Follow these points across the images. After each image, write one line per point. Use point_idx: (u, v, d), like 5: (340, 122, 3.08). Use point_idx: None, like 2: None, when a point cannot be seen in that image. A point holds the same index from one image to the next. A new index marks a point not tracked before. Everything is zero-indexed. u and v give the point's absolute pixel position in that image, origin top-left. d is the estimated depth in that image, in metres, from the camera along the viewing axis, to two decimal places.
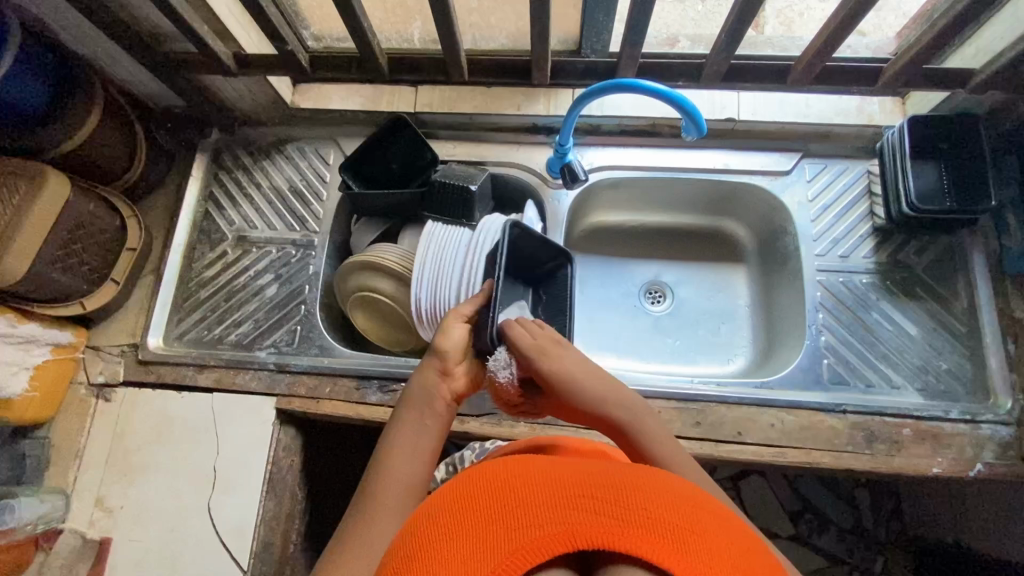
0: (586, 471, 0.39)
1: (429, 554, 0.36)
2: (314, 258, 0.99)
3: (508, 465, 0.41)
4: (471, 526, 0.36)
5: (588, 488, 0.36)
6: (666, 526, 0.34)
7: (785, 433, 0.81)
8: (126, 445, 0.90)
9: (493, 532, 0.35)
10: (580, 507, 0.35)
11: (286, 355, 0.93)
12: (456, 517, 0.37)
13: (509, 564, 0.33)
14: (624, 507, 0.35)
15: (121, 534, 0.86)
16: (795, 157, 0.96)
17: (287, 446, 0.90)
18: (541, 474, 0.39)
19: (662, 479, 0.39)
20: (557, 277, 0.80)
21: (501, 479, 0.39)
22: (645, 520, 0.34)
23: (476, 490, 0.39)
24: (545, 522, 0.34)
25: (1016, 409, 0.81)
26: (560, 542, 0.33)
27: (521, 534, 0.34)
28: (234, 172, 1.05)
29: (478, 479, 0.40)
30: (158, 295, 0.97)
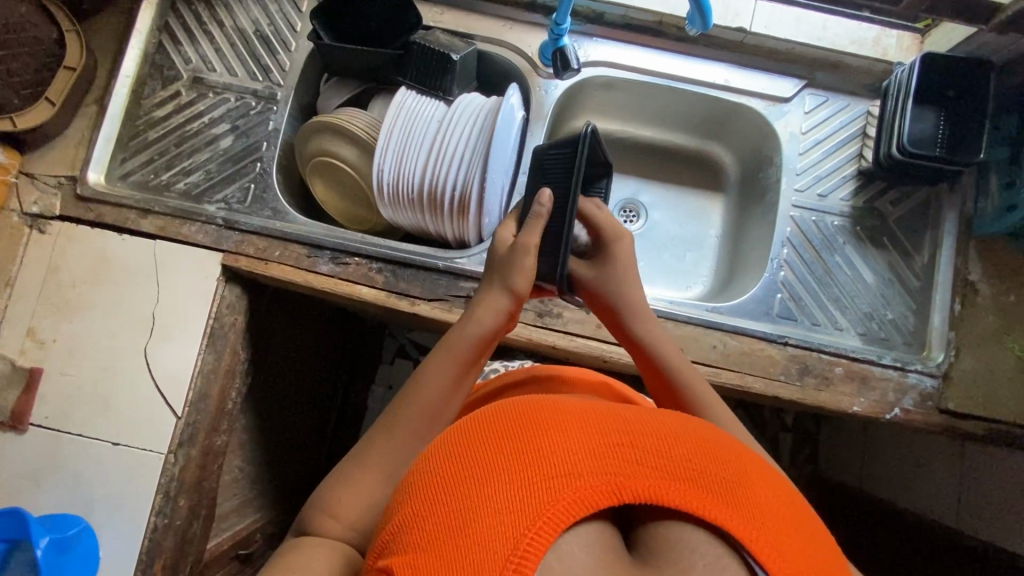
0: (615, 417, 0.42)
1: (469, 491, 0.38)
2: (275, 113, 0.92)
3: (532, 406, 0.43)
4: (508, 473, 0.38)
5: (632, 440, 0.40)
6: (703, 476, 0.39)
7: (724, 356, 0.83)
8: (61, 281, 0.86)
9: (536, 476, 0.38)
10: (619, 461, 0.39)
11: (236, 213, 0.88)
12: (490, 462, 0.40)
13: (558, 512, 0.36)
14: (663, 460, 0.39)
15: (55, 367, 0.85)
16: (801, 85, 0.91)
17: (232, 304, 0.88)
18: (571, 419, 0.41)
19: (689, 422, 0.44)
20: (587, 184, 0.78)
21: (529, 421, 0.41)
22: (682, 471, 0.39)
23: (505, 435, 0.41)
24: (586, 474, 0.38)
25: (944, 363, 0.84)
26: (605, 495, 0.37)
27: (562, 485, 0.37)
28: (194, 4, 0.94)
29: (504, 420, 0.42)
30: (100, 129, 0.89)
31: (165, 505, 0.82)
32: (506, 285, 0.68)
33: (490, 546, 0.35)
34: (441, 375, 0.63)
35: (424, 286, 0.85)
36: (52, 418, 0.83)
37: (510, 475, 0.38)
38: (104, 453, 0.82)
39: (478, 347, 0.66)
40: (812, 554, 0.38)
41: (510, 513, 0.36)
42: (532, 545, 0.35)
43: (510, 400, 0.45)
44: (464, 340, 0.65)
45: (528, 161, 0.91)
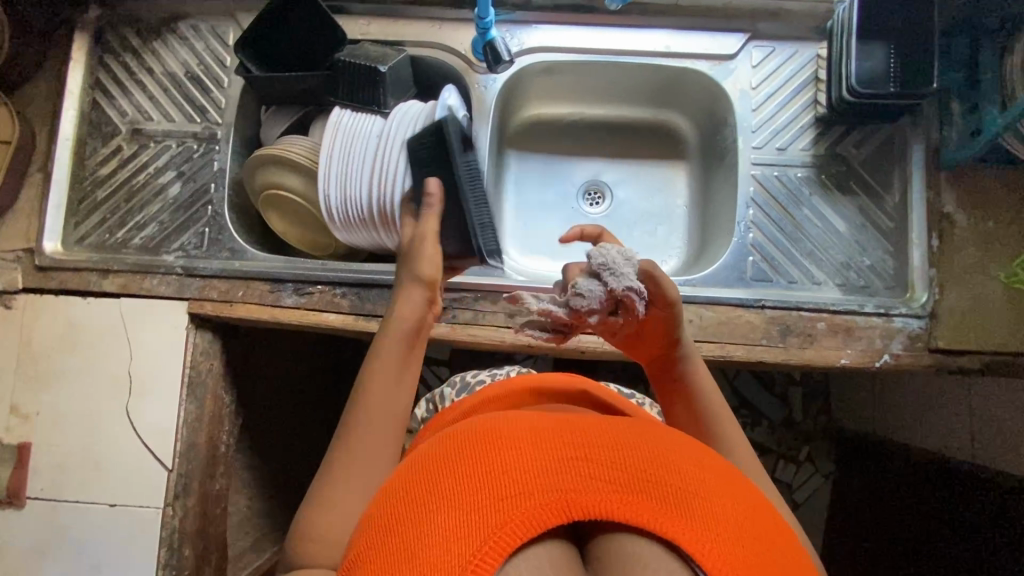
0: (570, 432, 0.42)
1: (420, 520, 0.37)
2: (219, 153, 0.91)
3: (490, 428, 0.43)
4: (459, 498, 0.38)
5: (585, 453, 0.39)
6: (657, 486, 0.38)
7: (702, 328, 0.82)
8: (35, 353, 0.86)
9: (484, 499, 0.37)
10: (572, 475, 0.38)
11: (194, 259, 0.88)
12: (444, 488, 0.39)
13: (505, 534, 0.35)
14: (616, 472, 0.38)
15: (43, 439, 0.85)
16: (744, 39, 0.88)
17: (206, 350, 0.88)
18: (525, 438, 0.41)
19: (650, 435, 0.43)
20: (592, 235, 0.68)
21: (484, 444, 0.41)
22: (636, 483, 0.38)
23: (461, 460, 0.41)
24: (536, 493, 0.37)
25: (929, 302, 0.82)
26: (554, 513, 0.36)
27: (509, 507, 0.36)
28: (122, 55, 0.93)
29: (462, 446, 0.42)
30: (49, 197, 0.89)
31: (171, 557, 0.83)
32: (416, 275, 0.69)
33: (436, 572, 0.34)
34: (383, 376, 0.62)
35: (390, 304, 0.84)
36: (48, 489, 0.84)
37: (462, 499, 0.38)
38: (103, 516, 0.83)
39: (409, 341, 0.65)
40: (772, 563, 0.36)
41: (457, 540, 0.35)
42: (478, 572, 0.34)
43: (471, 426, 0.45)
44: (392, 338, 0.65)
45: (477, 161, 0.89)
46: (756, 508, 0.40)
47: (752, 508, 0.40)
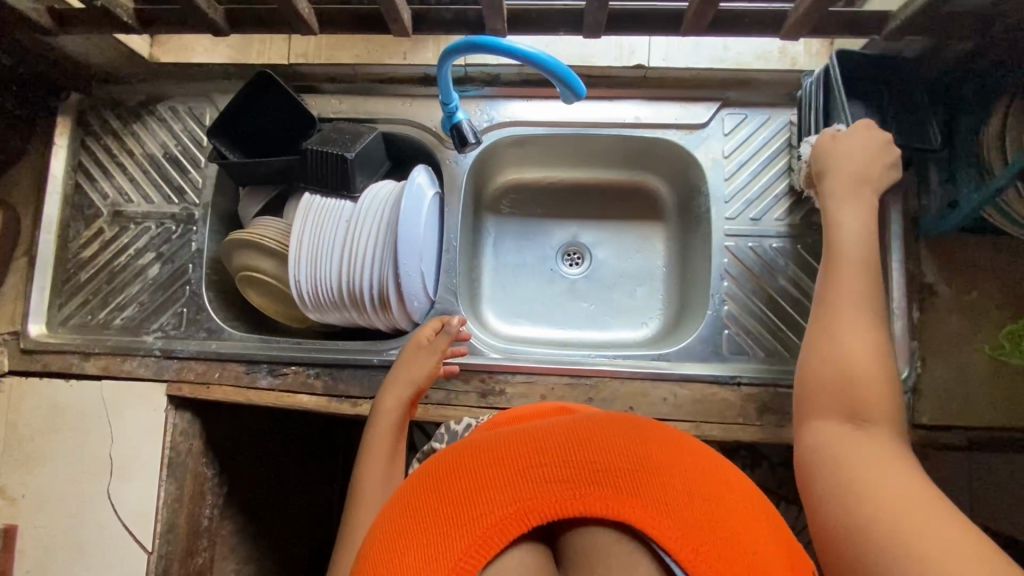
0: (522, 434, 0.39)
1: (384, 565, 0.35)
2: (196, 233, 0.92)
3: (438, 452, 0.41)
4: (417, 530, 0.36)
5: (536, 452, 0.37)
6: (622, 477, 0.36)
7: (676, 406, 0.80)
8: (19, 435, 0.88)
9: (443, 528, 0.35)
10: (531, 479, 0.36)
11: (173, 339, 0.89)
12: (401, 520, 0.37)
13: (471, 556, 0.34)
14: (575, 468, 0.37)
15: (28, 520, 0.87)
16: (714, 107, 0.87)
17: (184, 429, 0.89)
18: (480, 451, 0.39)
19: (599, 419, 0.41)
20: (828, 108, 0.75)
21: (436, 466, 0.39)
22: (590, 476, 0.36)
23: (416, 488, 0.38)
24: (497, 507, 0.36)
25: (911, 377, 0.79)
26: (515, 522, 0.35)
27: (469, 530, 0.35)
28: (103, 138, 0.95)
29: (415, 473, 0.40)
30: (32, 281, 0.91)
31: None
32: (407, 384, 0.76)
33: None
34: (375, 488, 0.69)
35: (363, 385, 0.84)
36: (33, 571, 0.86)
37: (420, 532, 0.36)
38: None
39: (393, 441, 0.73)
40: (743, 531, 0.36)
41: (425, 566, 0.34)
42: None
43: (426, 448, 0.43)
44: (375, 452, 0.72)
45: (449, 237, 0.89)
46: (725, 477, 0.39)
47: (723, 477, 0.39)
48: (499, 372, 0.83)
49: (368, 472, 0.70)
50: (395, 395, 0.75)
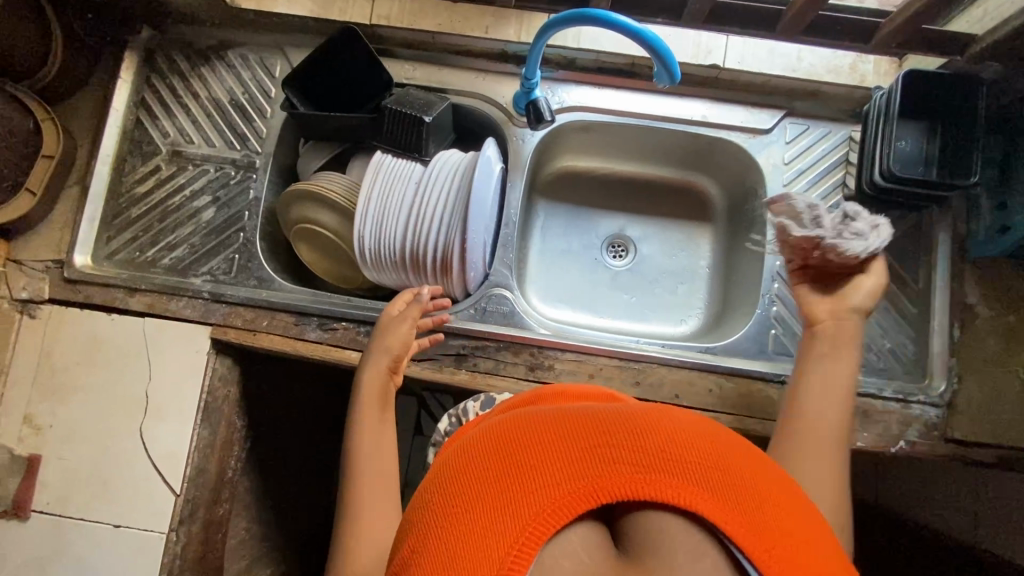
0: (591, 418, 0.38)
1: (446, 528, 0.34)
2: (255, 181, 0.92)
3: (503, 427, 0.40)
4: (477, 496, 0.35)
5: (604, 432, 0.36)
6: (697, 467, 0.34)
7: (721, 399, 0.82)
8: (53, 365, 0.86)
9: (505, 497, 0.34)
10: (600, 457, 0.35)
11: (222, 284, 0.89)
12: (461, 487, 0.36)
13: (531, 528, 0.33)
14: (648, 452, 0.35)
15: (53, 452, 0.85)
16: (779, 115, 0.90)
17: (224, 375, 0.88)
18: (546, 428, 0.37)
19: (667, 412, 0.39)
20: (889, 105, 0.79)
21: (499, 440, 0.38)
22: (660, 460, 0.34)
23: (479, 456, 0.37)
24: (563, 480, 0.34)
25: (947, 392, 0.82)
26: (582, 498, 0.33)
27: (533, 499, 0.33)
28: (168, 77, 0.94)
29: (477, 444, 0.39)
30: (83, 211, 0.90)
31: None
32: (383, 347, 0.75)
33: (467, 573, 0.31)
34: (373, 446, 0.67)
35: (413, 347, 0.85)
36: (53, 504, 0.83)
37: (480, 500, 0.34)
38: (106, 536, 0.82)
39: (381, 401, 0.71)
40: (816, 543, 0.33)
41: (486, 531, 0.33)
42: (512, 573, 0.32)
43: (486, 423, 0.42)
44: (367, 409, 0.70)
45: (509, 212, 0.90)
46: (794, 489, 0.37)
47: (793, 493, 0.36)
48: (550, 349, 0.84)
49: (363, 431, 0.68)
50: (377, 360, 0.74)
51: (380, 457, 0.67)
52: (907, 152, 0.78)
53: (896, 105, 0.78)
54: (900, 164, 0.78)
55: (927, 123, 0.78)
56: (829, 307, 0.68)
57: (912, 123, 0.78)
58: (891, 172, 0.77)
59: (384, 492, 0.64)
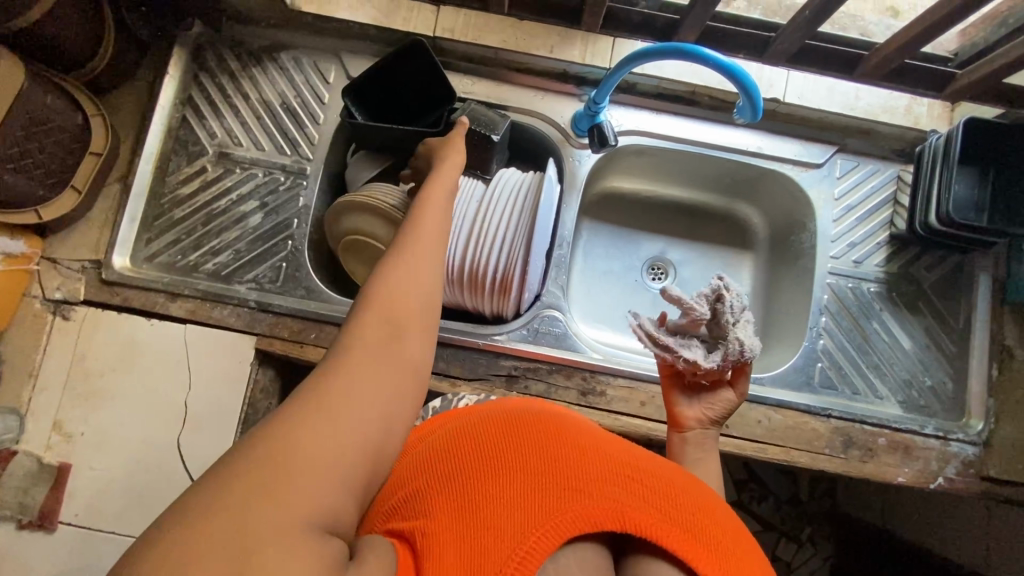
0: (630, 460, 0.48)
1: (491, 497, 0.43)
2: (305, 188, 0.90)
3: (557, 433, 0.49)
4: (527, 482, 0.43)
5: (639, 477, 0.47)
6: (700, 532, 0.45)
7: (769, 431, 0.83)
8: (86, 370, 0.83)
9: (554, 490, 0.43)
10: (629, 496, 0.44)
11: (268, 293, 0.86)
12: (516, 467, 0.45)
13: (566, 523, 0.41)
14: (666, 506, 0.45)
15: (83, 462, 0.81)
16: (830, 152, 0.91)
17: (265, 387, 0.86)
18: (592, 455, 0.47)
19: (682, 478, 0.51)
20: (946, 148, 0.81)
21: (553, 442, 0.47)
22: (677, 515, 0.45)
23: (528, 446, 0.47)
24: (603, 499, 0.43)
25: (984, 431, 0.85)
26: (613, 520, 0.43)
27: (575, 501, 0.42)
28: (218, 76, 0.92)
29: (530, 438, 0.48)
30: (124, 210, 0.87)
31: None
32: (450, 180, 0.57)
33: (502, 535, 0.40)
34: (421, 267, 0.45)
35: (464, 366, 0.84)
36: (82, 516, 0.80)
37: (530, 485, 0.43)
38: None
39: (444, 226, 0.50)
40: None
41: (525, 509, 0.41)
42: (541, 550, 0.40)
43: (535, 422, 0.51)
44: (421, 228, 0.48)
45: (563, 232, 0.90)
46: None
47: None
48: (601, 373, 0.84)
49: (413, 238, 0.47)
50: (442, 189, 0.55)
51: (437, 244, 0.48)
52: (961, 195, 0.80)
53: (955, 147, 0.79)
54: (953, 205, 0.80)
55: (982, 168, 0.80)
56: (699, 418, 0.66)
57: (968, 170, 0.80)
58: (948, 216, 0.79)
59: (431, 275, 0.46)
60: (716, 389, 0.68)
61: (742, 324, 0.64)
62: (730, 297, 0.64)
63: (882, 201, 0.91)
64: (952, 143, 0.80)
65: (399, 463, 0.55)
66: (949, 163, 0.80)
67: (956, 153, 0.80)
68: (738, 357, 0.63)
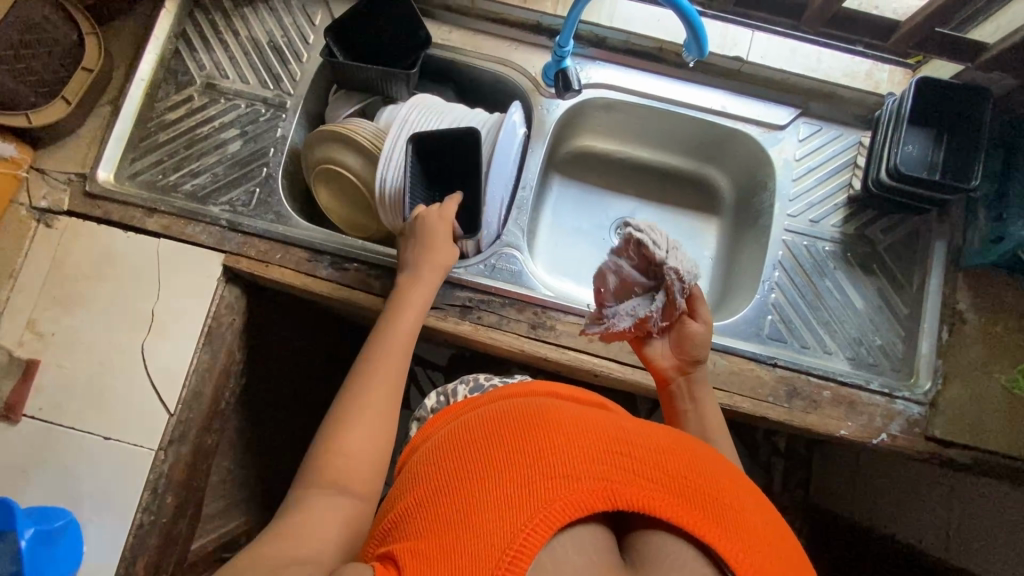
0: (614, 432, 0.46)
1: (479, 495, 0.42)
2: (284, 120, 0.94)
3: (538, 415, 0.47)
4: (510, 475, 0.42)
5: (626, 449, 0.44)
6: (692, 492, 0.43)
7: (713, 374, 0.84)
8: (63, 275, 0.87)
9: (536, 477, 0.42)
10: (618, 472, 0.42)
11: (240, 215, 0.90)
12: (502, 462, 0.44)
13: (553, 515, 0.40)
14: (657, 474, 0.43)
15: (52, 360, 0.85)
16: (793, 114, 0.94)
17: (230, 304, 0.89)
18: (574, 431, 0.45)
19: (681, 443, 0.49)
20: (901, 107, 0.83)
21: (537, 430, 0.45)
22: (673, 485, 0.43)
23: (508, 440, 0.45)
24: (588, 479, 0.42)
25: (931, 391, 0.84)
26: (602, 500, 0.41)
27: (559, 487, 0.41)
28: (211, 13, 0.97)
29: (512, 429, 0.46)
30: (112, 129, 0.91)
31: (152, 502, 0.82)
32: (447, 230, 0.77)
33: (489, 537, 0.39)
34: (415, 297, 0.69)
35: None
36: (45, 410, 0.83)
37: (514, 475, 0.42)
38: (95, 448, 0.82)
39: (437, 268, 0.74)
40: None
41: (508, 507, 0.40)
42: (534, 544, 0.39)
43: (520, 408, 0.49)
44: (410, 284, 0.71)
45: (527, 176, 0.93)
46: (787, 540, 0.44)
47: (783, 539, 0.44)
48: (553, 310, 0.86)
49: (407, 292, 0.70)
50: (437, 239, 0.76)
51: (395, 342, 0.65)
52: (913, 153, 0.82)
53: (908, 103, 0.82)
54: (903, 159, 0.82)
55: (935, 128, 0.82)
56: (673, 361, 0.69)
57: (920, 130, 0.82)
58: (897, 169, 0.81)
59: (386, 388, 0.60)
60: (686, 329, 0.68)
61: (674, 254, 0.64)
62: (644, 237, 0.63)
63: (841, 163, 0.93)
64: (906, 101, 0.82)
65: (400, 470, 0.54)
66: (902, 118, 0.82)
67: (908, 111, 0.82)
68: (682, 286, 0.64)
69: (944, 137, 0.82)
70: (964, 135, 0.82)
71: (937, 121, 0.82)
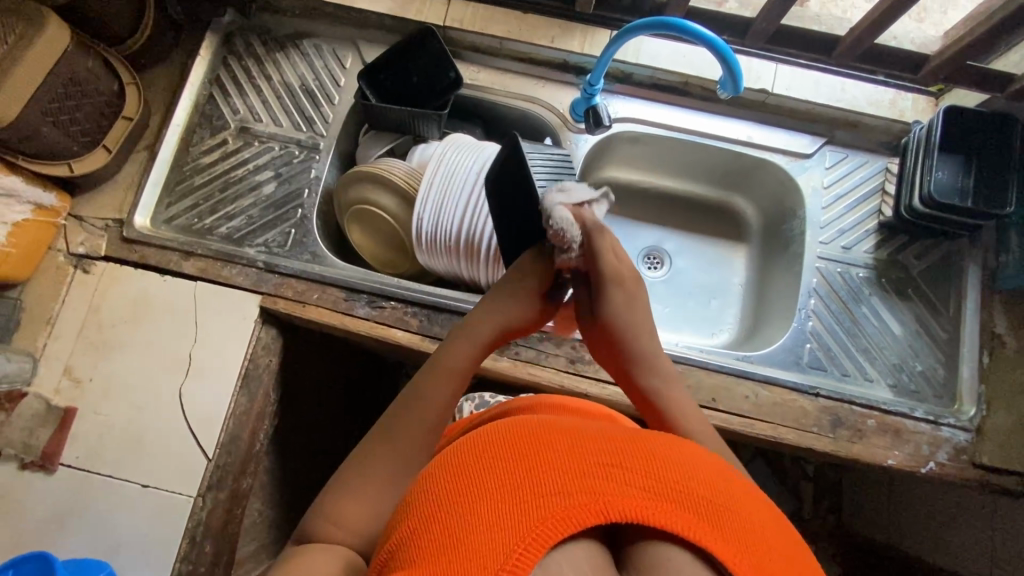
0: (599, 434, 0.40)
1: (460, 520, 0.35)
2: (318, 161, 0.96)
3: (522, 425, 0.41)
4: (494, 495, 0.36)
5: (614, 455, 0.38)
6: (687, 496, 0.36)
7: (756, 406, 0.83)
8: (100, 319, 0.87)
9: (521, 493, 0.35)
10: (606, 476, 0.36)
11: (276, 256, 0.91)
12: (483, 480, 0.37)
13: (543, 532, 0.34)
14: (649, 480, 0.37)
15: (90, 407, 0.84)
16: (819, 143, 0.95)
17: (267, 345, 0.89)
18: (557, 438, 0.39)
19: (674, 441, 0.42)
20: (930, 135, 0.85)
21: (519, 442, 0.39)
22: (668, 491, 0.36)
23: (488, 457, 0.39)
24: (574, 490, 0.35)
25: (976, 417, 0.83)
26: (593, 512, 0.35)
27: (548, 502, 0.35)
28: (244, 59, 1.00)
29: (493, 441, 0.40)
30: (148, 175, 0.93)
31: (191, 551, 0.80)
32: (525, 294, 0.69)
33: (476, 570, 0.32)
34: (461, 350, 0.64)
35: None
36: (83, 459, 0.82)
37: (499, 494, 0.36)
38: (133, 496, 0.81)
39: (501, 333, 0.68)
40: None
41: (497, 531, 0.34)
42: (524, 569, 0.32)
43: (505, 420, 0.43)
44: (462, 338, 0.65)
45: None
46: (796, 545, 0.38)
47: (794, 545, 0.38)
48: None
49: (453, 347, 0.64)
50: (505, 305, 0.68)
51: (422, 423, 0.58)
52: (948, 178, 0.82)
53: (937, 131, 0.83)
54: (937, 184, 0.82)
55: (966, 154, 0.83)
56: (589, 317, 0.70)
57: (951, 156, 0.83)
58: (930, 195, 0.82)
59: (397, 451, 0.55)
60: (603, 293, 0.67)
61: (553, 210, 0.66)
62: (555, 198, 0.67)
63: (869, 189, 0.94)
64: (935, 130, 0.84)
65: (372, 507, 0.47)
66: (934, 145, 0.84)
67: (939, 139, 0.84)
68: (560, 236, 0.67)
69: (976, 162, 0.83)
70: (997, 162, 0.83)
71: (968, 147, 0.83)
